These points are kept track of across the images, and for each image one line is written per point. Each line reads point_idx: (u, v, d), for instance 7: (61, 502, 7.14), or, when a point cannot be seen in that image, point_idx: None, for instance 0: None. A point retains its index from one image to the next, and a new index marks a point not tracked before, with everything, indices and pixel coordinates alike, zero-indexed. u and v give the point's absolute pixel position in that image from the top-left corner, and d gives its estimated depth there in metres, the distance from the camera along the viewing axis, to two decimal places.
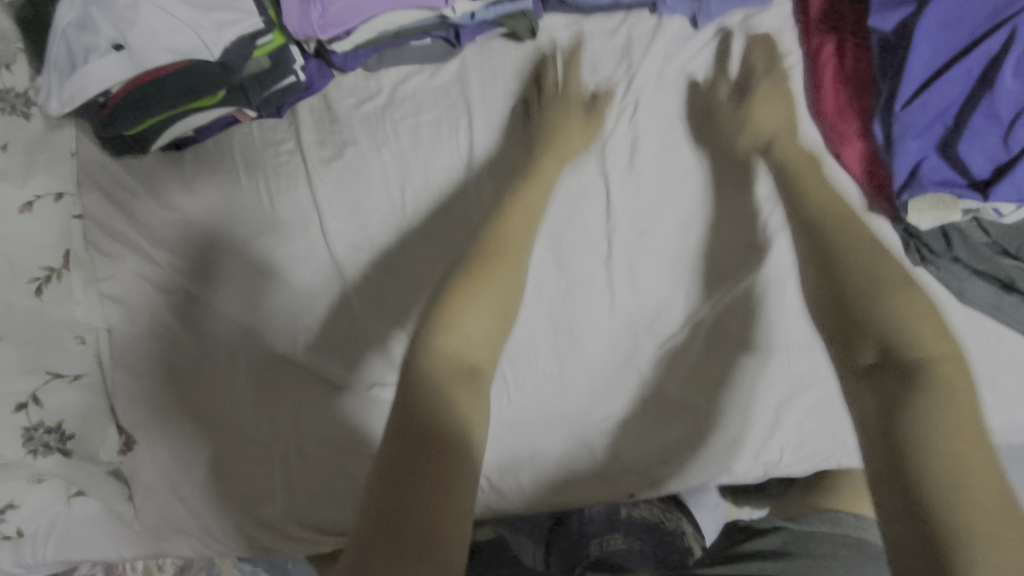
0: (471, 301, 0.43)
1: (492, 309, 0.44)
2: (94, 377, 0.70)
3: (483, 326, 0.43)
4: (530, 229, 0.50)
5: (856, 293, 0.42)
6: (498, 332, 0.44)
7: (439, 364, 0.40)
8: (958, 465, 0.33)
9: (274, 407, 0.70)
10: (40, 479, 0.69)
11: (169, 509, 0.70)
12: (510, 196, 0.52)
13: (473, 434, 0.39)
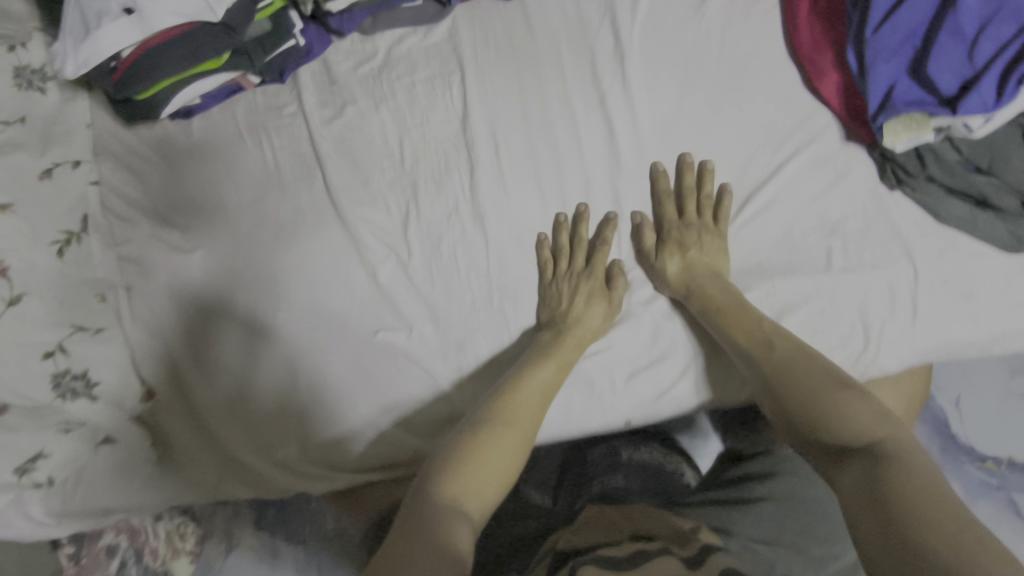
0: (484, 461, 0.55)
1: (500, 468, 0.55)
2: (114, 332, 0.72)
3: (494, 462, 0.56)
4: (531, 421, 0.60)
5: (809, 429, 0.54)
6: (505, 467, 0.56)
7: (447, 488, 0.52)
8: (909, 487, 0.44)
9: (280, 352, 0.72)
10: (67, 430, 0.67)
11: (193, 454, 0.74)
12: (519, 371, 0.63)
13: (453, 544, 0.47)
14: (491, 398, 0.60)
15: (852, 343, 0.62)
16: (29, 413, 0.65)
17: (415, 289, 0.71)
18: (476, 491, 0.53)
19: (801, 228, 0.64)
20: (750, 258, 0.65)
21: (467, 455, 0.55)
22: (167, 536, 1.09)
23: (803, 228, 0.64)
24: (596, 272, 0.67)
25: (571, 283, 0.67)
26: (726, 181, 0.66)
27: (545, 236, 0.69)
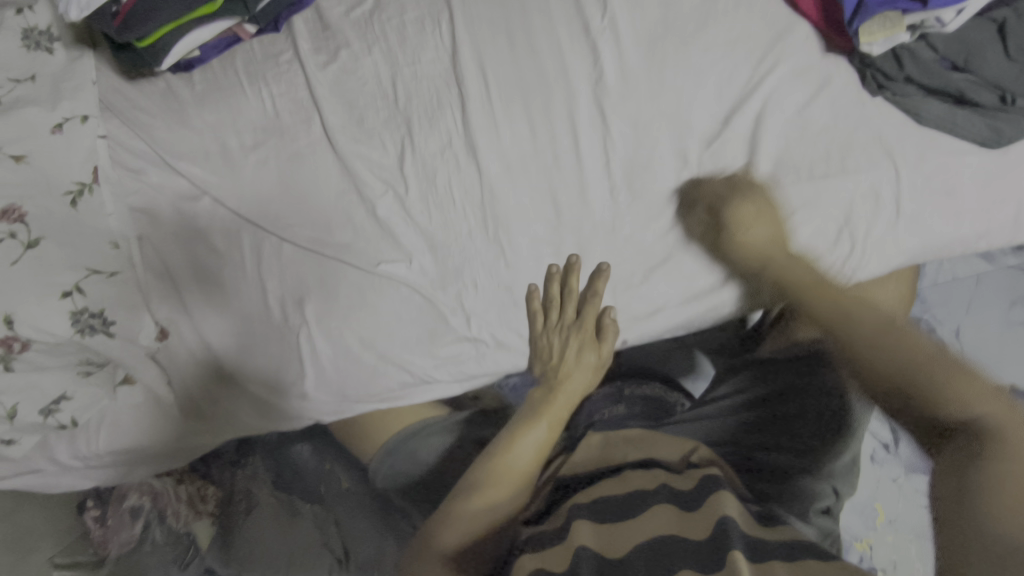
0: (463, 510, 0.62)
1: (477, 518, 0.62)
2: (127, 276, 0.75)
3: (473, 518, 0.62)
4: (524, 474, 0.64)
5: (885, 387, 0.51)
6: (483, 515, 0.61)
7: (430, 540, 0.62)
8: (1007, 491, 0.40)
9: (287, 289, 0.76)
10: (88, 373, 0.76)
11: (211, 389, 0.78)
12: (520, 423, 0.68)
13: None
14: (496, 441, 0.67)
15: (836, 245, 0.64)
16: (50, 350, 0.71)
17: (413, 222, 0.74)
18: (457, 532, 0.62)
19: (784, 139, 0.65)
20: (735, 172, 0.66)
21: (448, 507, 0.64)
22: (189, 497, 1.20)
23: (785, 140, 0.65)
24: (586, 324, 0.70)
25: (558, 337, 0.71)
26: (709, 96, 0.67)
27: (536, 289, 0.70)
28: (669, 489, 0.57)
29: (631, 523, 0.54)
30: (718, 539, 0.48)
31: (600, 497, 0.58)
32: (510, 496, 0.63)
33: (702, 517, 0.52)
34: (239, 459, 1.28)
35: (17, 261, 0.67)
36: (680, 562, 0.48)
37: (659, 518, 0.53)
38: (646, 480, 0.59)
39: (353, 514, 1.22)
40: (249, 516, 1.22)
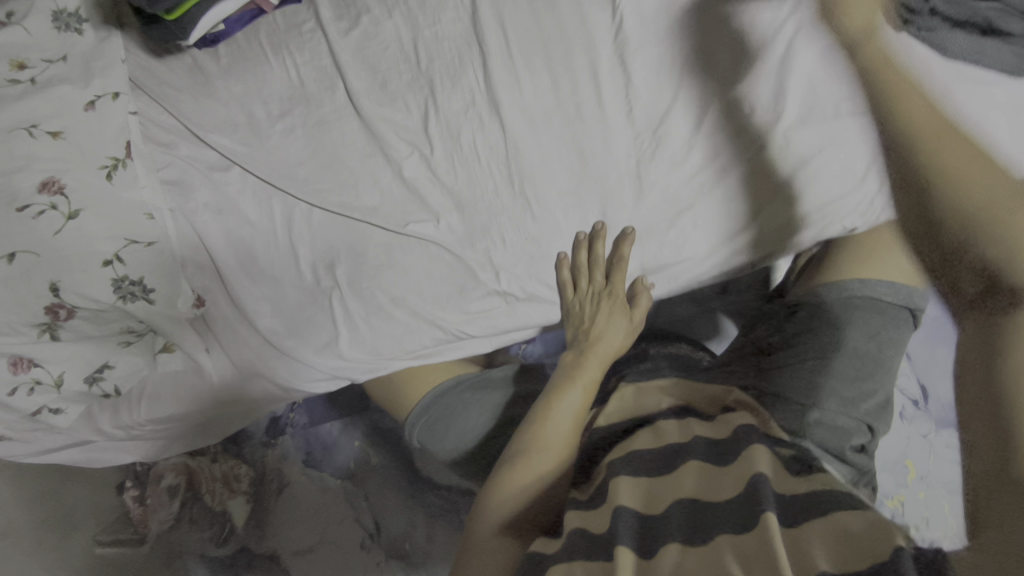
0: (508, 482, 0.60)
1: (522, 490, 0.59)
2: (165, 246, 0.76)
3: (517, 487, 0.60)
4: (566, 440, 0.62)
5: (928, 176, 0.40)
6: (527, 486, 0.59)
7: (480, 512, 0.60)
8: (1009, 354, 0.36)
9: (324, 242, 0.77)
10: (129, 343, 0.78)
11: (245, 355, 0.79)
12: (556, 386, 0.67)
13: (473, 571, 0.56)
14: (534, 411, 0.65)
15: (865, 183, 0.64)
16: (92, 318, 0.73)
17: (439, 181, 0.75)
18: (500, 506, 0.59)
19: (812, 79, 0.65)
20: (763, 115, 0.67)
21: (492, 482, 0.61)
22: (223, 476, 1.16)
23: (813, 79, 0.65)
24: (617, 287, 0.71)
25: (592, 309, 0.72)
26: (734, 36, 0.66)
27: (566, 256, 0.73)
28: (705, 444, 0.56)
29: (667, 481, 0.53)
30: (750, 497, 0.47)
31: (636, 453, 0.57)
32: (554, 462, 0.61)
33: (738, 472, 0.51)
34: (269, 439, 1.21)
35: (60, 230, 0.69)
36: (716, 524, 0.46)
37: (694, 476, 0.53)
38: (682, 436, 0.59)
39: (383, 488, 1.15)
40: (283, 496, 1.16)
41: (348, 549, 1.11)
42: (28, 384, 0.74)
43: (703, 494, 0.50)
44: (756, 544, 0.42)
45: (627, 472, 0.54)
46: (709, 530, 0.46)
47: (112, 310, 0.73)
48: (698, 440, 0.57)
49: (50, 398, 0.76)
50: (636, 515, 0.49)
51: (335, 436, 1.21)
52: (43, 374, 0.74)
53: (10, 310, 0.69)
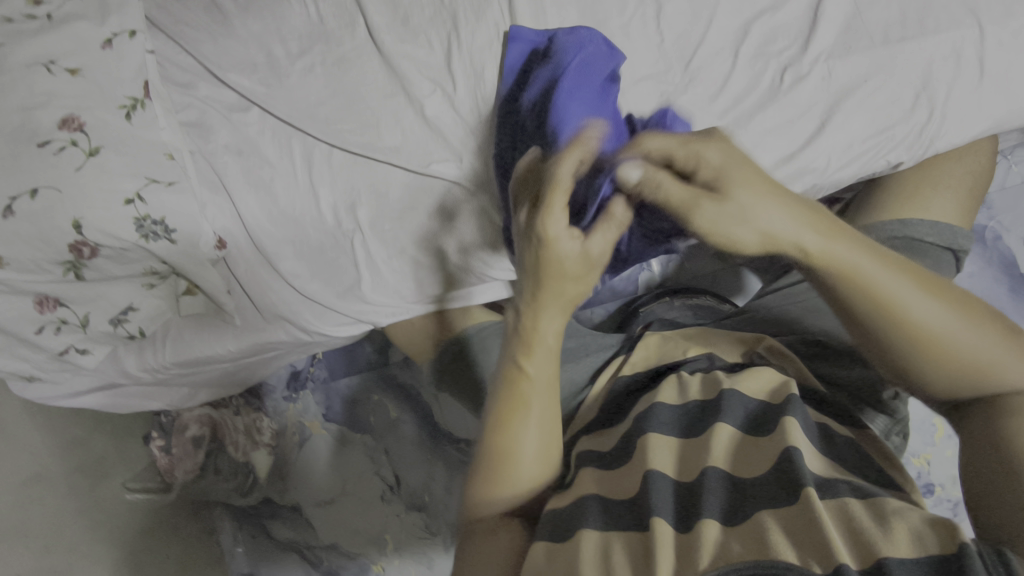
0: (517, 436, 0.53)
1: (533, 448, 0.53)
2: (186, 186, 0.75)
3: (532, 444, 0.53)
4: (551, 390, 0.54)
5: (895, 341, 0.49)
6: (544, 444, 0.54)
7: (494, 469, 0.54)
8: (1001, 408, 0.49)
9: (346, 177, 0.75)
10: (152, 286, 0.78)
11: (267, 297, 0.79)
12: (528, 322, 0.51)
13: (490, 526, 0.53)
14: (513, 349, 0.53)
15: (912, 113, 0.63)
16: (115, 258, 0.72)
17: (461, 120, 0.73)
18: (511, 470, 0.53)
19: (857, 8, 0.65)
20: (806, 45, 0.65)
21: (495, 439, 0.54)
22: (246, 429, 1.14)
23: (858, 8, 0.65)
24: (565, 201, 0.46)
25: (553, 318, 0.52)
26: None
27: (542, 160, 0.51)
28: (740, 409, 0.50)
29: (701, 443, 0.48)
30: (786, 471, 0.42)
31: (665, 407, 0.53)
32: (548, 418, 0.54)
33: (775, 438, 0.46)
34: (290, 394, 1.17)
35: (81, 166, 0.69)
36: (753, 501, 0.42)
37: (728, 441, 0.47)
38: (708, 391, 0.54)
39: (404, 443, 1.12)
40: (303, 450, 1.14)
41: (368, 501, 1.10)
42: (55, 323, 0.75)
43: (739, 467, 0.45)
44: (795, 518, 0.39)
45: (658, 430, 0.50)
46: (745, 508, 0.42)
47: (136, 250, 0.72)
48: (732, 393, 0.51)
49: (76, 338, 0.78)
50: (670, 483, 0.45)
51: (349, 380, 1.17)
52: (68, 314, 0.75)
53: (34, 247, 0.69)
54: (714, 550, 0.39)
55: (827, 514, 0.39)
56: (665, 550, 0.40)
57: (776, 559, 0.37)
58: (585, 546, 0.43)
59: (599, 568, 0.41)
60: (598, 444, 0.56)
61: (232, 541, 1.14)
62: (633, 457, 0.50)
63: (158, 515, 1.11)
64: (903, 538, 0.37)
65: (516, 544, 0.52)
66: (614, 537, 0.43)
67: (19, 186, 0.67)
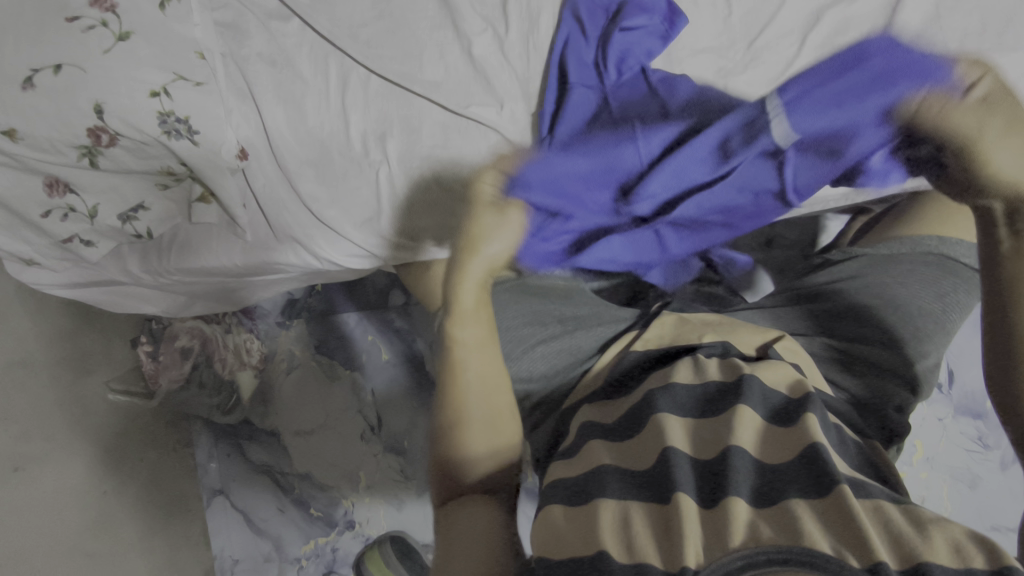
0: (467, 390, 0.57)
1: (484, 392, 0.57)
2: (214, 88, 0.71)
3: (487, 388, 0.57)
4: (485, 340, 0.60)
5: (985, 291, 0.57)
6: (491, 390, 0.57)
7: (460, 441, 0.55)
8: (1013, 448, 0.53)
9: (381, 106, 0.72)
10: (165, 187, 0.76)
11: (282, 217, 0.77)
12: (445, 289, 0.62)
13: (458, 514, 0.52)
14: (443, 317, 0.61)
15: None
16: (133, 151, 0.70)
17: (509, 65, 0.71)
18: (472, 429, 0.56)
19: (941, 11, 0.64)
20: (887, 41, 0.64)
21: (450, 400, 0.57)
22: (234, 347, 1.13)
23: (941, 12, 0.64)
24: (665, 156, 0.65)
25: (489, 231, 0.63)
26: None
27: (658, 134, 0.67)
28: (760, 395, 0.50)
29: (722, 422, 0.48)
30: (812, 463, 0.43)
31: (681, 387, 0.53)
32: (489, 361, 0.59)
33: (796, 432, 0.47)
34: (284, 320, 1.17)
35: (109, 50, 0.65)
36: (783, 485, 0.42)
37: (752, 424, 0.47)
38: (728, 375, 0.54)
39: (390, 388, 1.11)
40: (290, 377, 1.14)
41: (347, 437, 1.10)
42: (63, 209, 0.73)
43: (764, 453, 0.46)
44: (833, 511, 0.40)
45: (672, 410, 0.50)
46: (780, 492, 0.42)
47: (156, 146, 0.70)
48: (753, 381, 0.51)
49: (83, 228, 0.76)
50: (691, 460, 0.45)
51: (344, 315, 1.15)
52: (77, 202, 0.73)
53: (52, 126, 0.66)
54: (744, 529, 0.39)
55: (861, 512, 0.39)
56: (691, 524, 0.40)
57: (807, 548, 0.36)
58: (605, 512, 0.44)
59: (621, 536, 0.41)
60: (601, 414, 0.57)
61: (206, 457, 1.15)
62: (648, 428, 0.50)
63: (139, 420, 1.11)
64: (939, 545, 0.38)
65: (495, 527, 0.51)
66: (634, 506, 0.44)
67: (43, 60, 0.63)
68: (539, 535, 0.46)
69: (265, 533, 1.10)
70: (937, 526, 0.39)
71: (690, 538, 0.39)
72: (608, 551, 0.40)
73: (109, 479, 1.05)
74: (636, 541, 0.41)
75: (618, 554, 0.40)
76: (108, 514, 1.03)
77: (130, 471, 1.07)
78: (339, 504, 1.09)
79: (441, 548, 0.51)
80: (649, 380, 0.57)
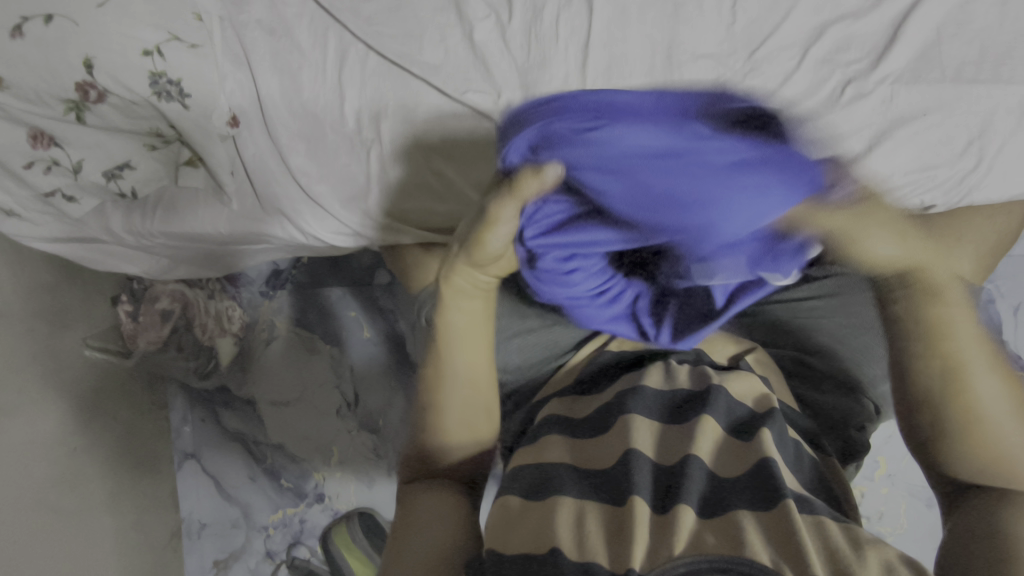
0: (454, 379, 0.58)
1: (480, 378, 0.59)
2: (208, 52, 0.70)
3: (475, 372, 0.59)
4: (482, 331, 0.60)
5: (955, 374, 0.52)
6: (483, 374, 0.60)
7: (443, 431, 0.58)
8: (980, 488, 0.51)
9: (377, 85, 0.71)
10: (154, 148, 0.75)
11: (269, 189, 0.77)
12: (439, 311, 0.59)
13: (411, 509, 0.55)
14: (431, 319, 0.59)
15: (960, 159, 0.64)
16: (121, 109, 0.69)
17: (509, 54, 0.70)
18: (461, 423, 0.58)
19: (935, 39, 0.65)
20: (881, 64, 0.65)
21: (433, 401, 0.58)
22: (215, 314, 1.11)
23: (935, 40, 0.65)
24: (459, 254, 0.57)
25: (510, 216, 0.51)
26: None
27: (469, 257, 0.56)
28: (726, 407, 0.51)
29: (686, 430, 0.49)
30: (761, 476, 0.44)
31: (649, 391, 0.53)
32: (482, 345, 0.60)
33: (756, 445, 0.47)
34: (268, 290, 1.16)
35: (101, 4, 0.64)
36: (733, 496, 0.43)
37: (712, 436, 0.48)
38: (696, 385, 0.55)
39: (369, 366, 1.12)
40: (269, 348, 1.14)
41: (323, 411, 1.11)
42: (46, 162, 0.73)
43: (719, 464, 0.46)
44: (776, 525, 0.41)
45: (641, 413, 0.51)
46: (728, 501, 0.43)
47: (144, 106, 0.69)
48: (719, 393, 0.52)
49: (65, 182, 0.75)
50: (650, 465, 0.46)
51: (327, 289, 1.15)
52: (62, 156, 0.72)
53: (39, 77, 0.65)
54: (688, 538, 0.40)
55: (802, 525, 0.40)
56: (642, 528, 0.41)
57: (747, 558, 0.38)
58: (561, 509, 0.44)
59: (573, 532, 0.42)
60: (569, 410, 0.57)
61: (180, 420, 1.15)
62: (613, 429, 0.50)
63: (115, 377, 1.08)
64: (872, 564, 0.39)
65: (455, 512, 0.54)
66: (589, 505, 0.44)
67: (35, 8, 0.62)
68: (497, 525, 0.47)
69: (234, 500, 1.11)
70: (873, 547, 0.40)
71: (637, 539, 0.40)
72: (560, 548, 0.41)
73: (78, 436, 1.01)
74: (587, 541, 0.41)
75: (569, 550, 0.41)
76: (75, 471, 0.99)
77: (102, 429, 1.05)
78: (310, 477, 1.10)
79: (392, 543, 0.52)
80: (619, 382, 0.57)
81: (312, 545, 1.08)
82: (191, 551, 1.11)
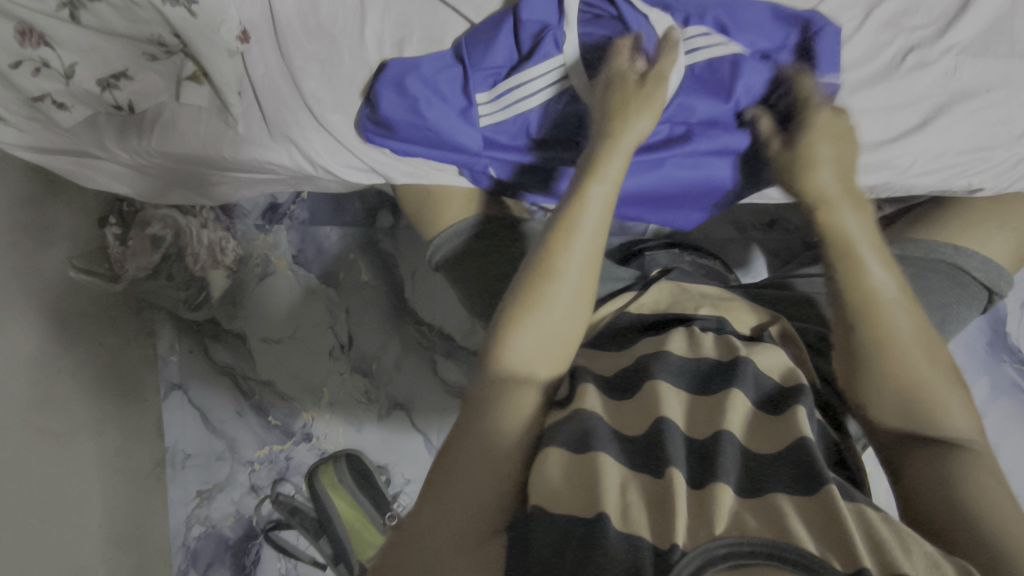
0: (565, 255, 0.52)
1: (573, 287, 0.52)
2: None
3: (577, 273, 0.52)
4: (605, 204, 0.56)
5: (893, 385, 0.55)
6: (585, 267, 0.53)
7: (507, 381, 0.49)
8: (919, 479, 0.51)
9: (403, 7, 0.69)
10: (154, 58, 0.69)
11: (276, 112, 0.72)
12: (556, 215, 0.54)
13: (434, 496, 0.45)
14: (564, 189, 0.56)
15: (1017, 142, 0.68)
16: (120, 10, 0.63)
17: None
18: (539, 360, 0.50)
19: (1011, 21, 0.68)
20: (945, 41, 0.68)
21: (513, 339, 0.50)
22: (208, 245, 1.06)
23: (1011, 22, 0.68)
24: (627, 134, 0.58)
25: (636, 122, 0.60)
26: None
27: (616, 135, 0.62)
28: (755, 379, 0.50)
29: (716, 403, 0.48)
30: (802, 459, 0.44)
31: (676, 355, 0.53)
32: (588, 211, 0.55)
33: (785, 422, 0.47)
34: (264, 224, 1.11)
35: None
36: (771, 477, 0.43)
37: (743, 410, 0.47)
38: (723, 354, 0.53)
39: (366, 308, 1.10)
40: (263, 283, 1.10)
41: (316, 352, 1.09)
42: (34, 63, 0.66)
43: (751, 440, 0.46)
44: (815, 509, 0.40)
45: (669, 379, 0.50)
46: (767, 483, 0.43)
47: (148, 9, 0.63)
48: (747, 366, 0.51)
49: (55, 87, 0.69)
50: (683, 434, 0.46)
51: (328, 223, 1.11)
52: (52, 58, 0.66)
53: None
54: (728, 520, 0.39)
55: (847, 513, 0.39)
56: (683, 502, 0.40)
57: (794, 544, 0.37)
58: (606, 473, 0.43)
59: (618, 500, 0.41)
60: (594, 363, 0.56)
61: (168, 349, 1.13)
62: (642, 393, 0.49)
63: (103, 303, 1.04)
64: (918, 561, 0.38)
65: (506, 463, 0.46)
66: (629, 474, 0.43)
67: None
68: (532, 483, 0.44)
69: (221, 433, 1.10)
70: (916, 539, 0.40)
71: (681, 515, 0.39)
72: (606, 515, 0.40)
73: (62, 357, 0.95)
74: (631, 510, 0.40)
75: (614, 518, 0.40)
76: (60, 391, 0.94)
77: (87, 352, 1.00)
78: (299, 416, 1.09)
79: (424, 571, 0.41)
80: (641, 346, 0.56)
81: (297, 483, 1.08)
82: (175, 479, 1.10)
